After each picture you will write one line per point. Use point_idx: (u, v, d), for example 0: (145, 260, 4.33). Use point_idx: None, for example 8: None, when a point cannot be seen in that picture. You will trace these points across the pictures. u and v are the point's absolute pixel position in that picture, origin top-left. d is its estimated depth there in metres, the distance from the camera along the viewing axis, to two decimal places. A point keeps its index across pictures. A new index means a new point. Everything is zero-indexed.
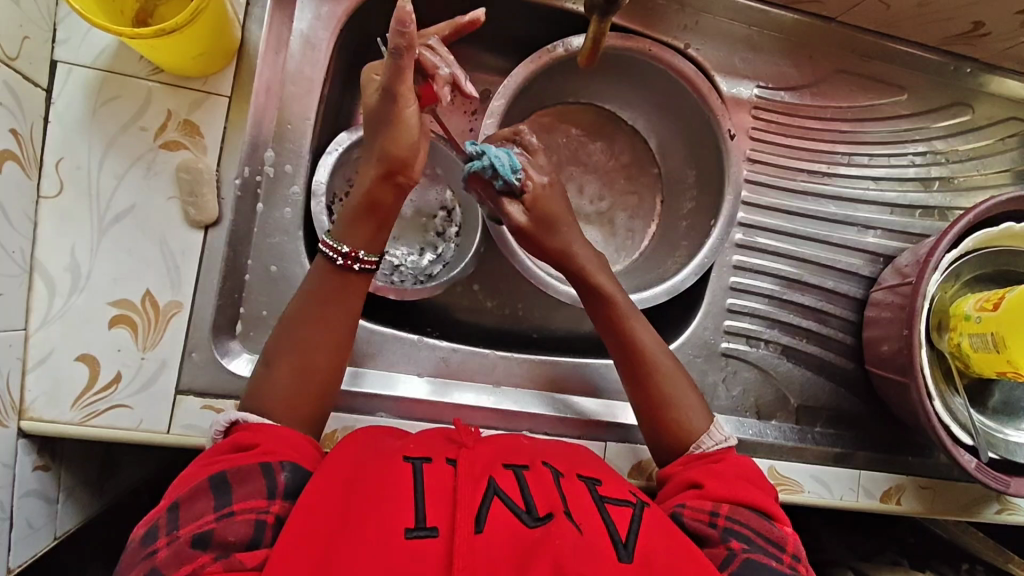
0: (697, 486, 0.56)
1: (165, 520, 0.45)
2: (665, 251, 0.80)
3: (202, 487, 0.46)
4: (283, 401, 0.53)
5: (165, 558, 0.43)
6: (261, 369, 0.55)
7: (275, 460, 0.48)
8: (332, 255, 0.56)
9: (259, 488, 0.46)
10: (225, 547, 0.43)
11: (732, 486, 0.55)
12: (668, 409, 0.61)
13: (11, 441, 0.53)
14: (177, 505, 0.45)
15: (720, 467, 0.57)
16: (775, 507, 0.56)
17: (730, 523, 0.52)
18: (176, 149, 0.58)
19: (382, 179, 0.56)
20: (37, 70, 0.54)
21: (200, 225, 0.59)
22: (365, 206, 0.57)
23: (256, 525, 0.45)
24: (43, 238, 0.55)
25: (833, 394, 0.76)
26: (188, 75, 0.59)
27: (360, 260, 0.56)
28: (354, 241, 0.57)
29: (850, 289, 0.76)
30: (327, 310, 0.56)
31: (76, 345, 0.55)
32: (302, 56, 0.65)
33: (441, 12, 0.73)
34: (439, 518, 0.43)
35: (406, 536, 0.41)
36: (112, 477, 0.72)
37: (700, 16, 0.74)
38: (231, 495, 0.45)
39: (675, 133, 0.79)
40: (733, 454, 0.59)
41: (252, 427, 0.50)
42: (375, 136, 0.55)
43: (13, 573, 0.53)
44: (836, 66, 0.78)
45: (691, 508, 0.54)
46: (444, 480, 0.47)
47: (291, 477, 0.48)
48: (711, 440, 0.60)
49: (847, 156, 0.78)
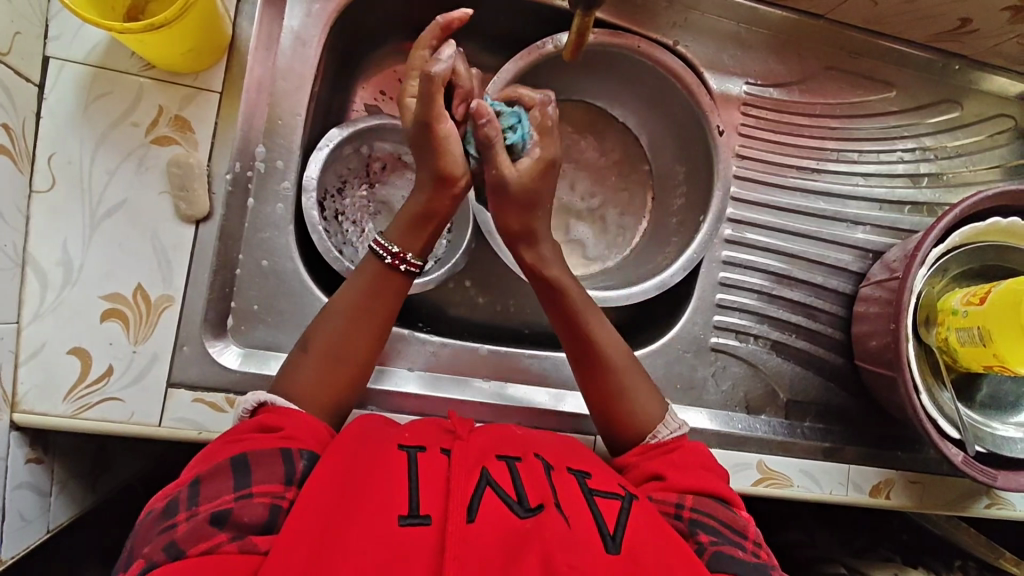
0: (660, 478, 0.56)
1: (186, 494, 0.45)
2: (656, 247, 0.80)
3: (224, 465, 0.47)
4: (320, 386, 0.55)
5: (183, 531, 0.43)
6: (295, 354, 0.57)
7: (297, 447, 0.49)
8: (380, 254, 0.59)
9: (277, 472, 0.46)
10: (240, 528, 0.43)
11: (696, 477, 0.56)
12: (620, 402, 0.61)
13: (4, 433, 0.53)
14: (199, 481, 0.46)
15: (677, 456, 0.58)
16: (734, 493, 0.57)
17: (696, 515, 0.53)
18: (167, 145, 0.59)
19: (433, 193, 0.59)
20: (29, 66, 0.55)
21: (192, 219, 0.59)
22: (419, 216, 0.60)
23: (272, 509, 0.45)
24: (35, 232, 0.55)
25: (823, 389, 0.76)
26: (180, 71, 0.59)
27: (407, 261, 0.59)
28: (403, 245, 0.60)
29: (840, 284, 0.76)
30: (372, 314, 0.59)
31: (68, 338, 0.56)
32: (292, 53, 0.65)
33: (431, 8, 0.73)
34: (432, 506, 0.43)
35: (400, 523, 0.42)
36: (106, 472, 0.73)
37: (689, 13, 0.74)
38: (251, 476, 0.46)
39: (665, 130, 0.80)
40: (691, 444, 0.60)
41: (278, 410, 0.52)
42: (421, 154, 0.59)
43: (5, 564, 0.54)
44: (825, 63, 0.78)
45: (658, 501, 0.54)
46: (439, 469, 0.47)
47: (309, 465, 0.48)
48: (666, 429, 0.60)
49: (836, 153, 0.79)
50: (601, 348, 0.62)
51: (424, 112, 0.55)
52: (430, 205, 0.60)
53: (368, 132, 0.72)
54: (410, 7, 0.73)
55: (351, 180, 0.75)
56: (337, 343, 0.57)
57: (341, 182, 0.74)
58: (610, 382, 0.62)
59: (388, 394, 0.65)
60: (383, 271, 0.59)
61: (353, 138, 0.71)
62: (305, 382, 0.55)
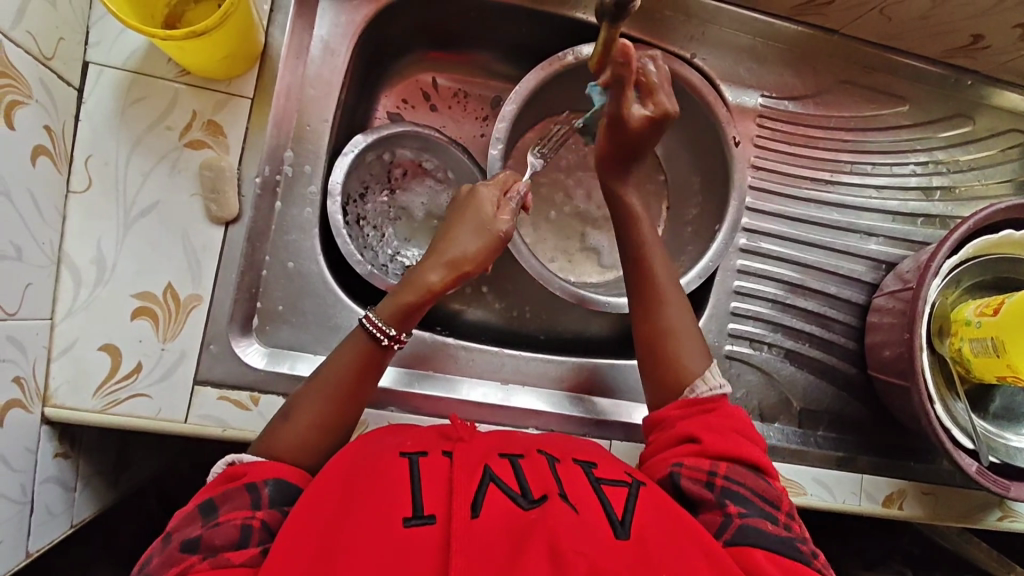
0: (694, 441, 0.57)
1: (158, 546, 0.47)
2: (671, 256, 0.82)
3: (193, 511, 0.48)
4: (295, 447, 0.54)
5: (159, 565, 0.45)
6: (278, 421, 0.55)
7: (258, 478, 0.50)
8: (376, 337, 0.58)
9: (243, 501, 0.48)
10: (213, 549, 0.45)
11: (729, 441, 0.57)
12: (667, 355, 0.63)
13: (36, 427, 0.54)
14: (170, 532, 0.47)
15: (713, 418, 0.58)
16: (767, 461, 0.58)
17: (727, 484, 0.54)
18: (200, 148, 0.61)
19: (444, 275, 0.61)
20: (71, 71, 0.57)
21: (221, 221, 0.61)
22: (419, 300, 0.60)
23: (244, 528, 0.46)
24: (71, 231, 0.57)
25: (837, 398, 0.77)
26: (213, 77, 0.61)
27: (402, 341, 0.59)
28: (396, 324, 0.59)
29: (852, 295, 0.77)
30: (347, 379, 0.58)
31: (100, 335, 0.57)
32: (322, 62, 0.67)
33: (457, 20, 0.76)
34: (435, 506, 0.44)
35: (404, 525, 0.43)
36: (127, 470, 0.74)
37: (706, 27, 0.76)
38: (218, 512, 0.48)
39: (681, 141, 0.82)
40: (726, 403, 0.60)
41: (245, 459, 0.52)
42: (458, 236, 0.62)
43: (31, 557, 0.55)
44: (840, 77, 0.80)
45: (689, 467, 0.55)
46: (441, 471, 0.48)
47: (275, 491, 0.50)
48: (705, 386, 0.61)
49: (850, 164, 0.80)
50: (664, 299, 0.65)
51: (506, 227, 0.63)
52: (433, 283, 0.60)
53: (390, 139, 0.74)
54: (434, 19, 0.75)
55: (373, 186, 0.76)
56: (321, 405, 0.56)
57: (364, 187, 0.75)
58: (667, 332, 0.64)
59: (408, 396, 0.66)
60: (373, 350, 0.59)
61: (376, 144, 0.73)
62: (280, 437, 0.54)
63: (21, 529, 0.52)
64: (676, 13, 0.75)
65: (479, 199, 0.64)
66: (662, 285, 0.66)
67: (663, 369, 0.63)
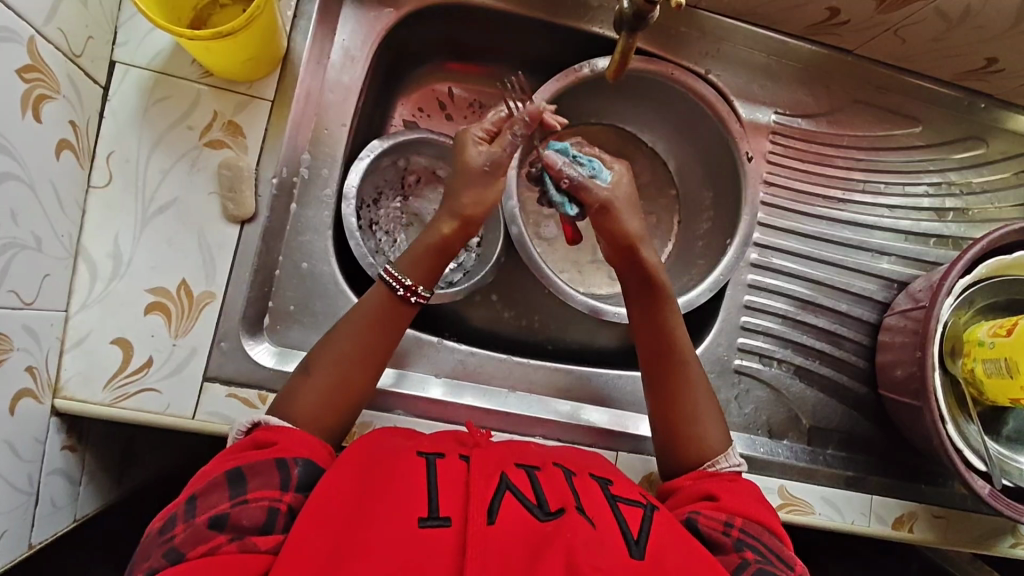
0: (712, 497, 0.56)
1: (183, 509, 0.46)
2: (681, 269, 0.82)
3: (221, 478, 0.48)
4: (310, 409, 0.55)
5: (182, 537, 0.45)
6: (299, 378, 0.57)
7: (289, 456, 0.50)
8: (391, 286, 0.60)
9: (273, 479, 0.48)
10: (239, 530, 0.45)
11: (748, 504, 0.56)
12: (692, 441, 0.62)
13: (46, 417, 0.55)
14: (195, 496, 0.47)
15: (724, 482, 0.58)
16: (784, 530, 0.56)
17: (744, 535, 0.53)
18: (219, 148, 0.61)
19: (454, 223, 0.63)
20: (97, 69, 0.58)
21: (237, 220, 0.61)
22: (434, 249, 0.62)
23: (270, 512, 0.46)
24: (89, 225, 0.58)
25: (847, 416, 0.76)
26: (235, 79, 0.62)
27: (418, 294, 0.61)
28: (415, 278, 0.61)
29: (864, 313, 0.77)
30: (363, 332, 0.59)
31: (113, 329, 0.58)
32: (342, 67, 0.68)
33: (476, 33, 0.77)
34: (451, 509, 0.44)
35: (419, 524, 0.42)
36: (132, 466, 0.74)
37: (721, 44, 0.77)
38: (246, 485, 0.47)
39: (692, 156, 0.82)
40: (743, 480, 0.59)
41: (271, 428, 0.52)
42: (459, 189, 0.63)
43: (35, 549, 0.55)
44: (852, 97, 0.80)
45: (705, 515, 0.54)
46: (457, 474, 0.48)
47: (305, 471, 0.49)
48: (726, 462, 0.61)
49: (863, 183, 0.80)
50: (677, 395, 0.63)
51: (497, 158, 0.63)
52: (443, 232, 0.63)
53: (405, 145, 0.75)
54: (453, 29, 0.76)
55: (387, 191, 0.77)
56: (338, 360, 0.58)
57: (377, 193, 0.76)
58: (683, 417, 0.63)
59: (415, 399, 0.66)
60: (390, 300, 0.61)
61: (392, 150, 0.74)
62: (302, 400, 0.56)
63: (25, 519, 0.52)
64: (691, 30, 0.76)
65: (468, 155, 0.63)
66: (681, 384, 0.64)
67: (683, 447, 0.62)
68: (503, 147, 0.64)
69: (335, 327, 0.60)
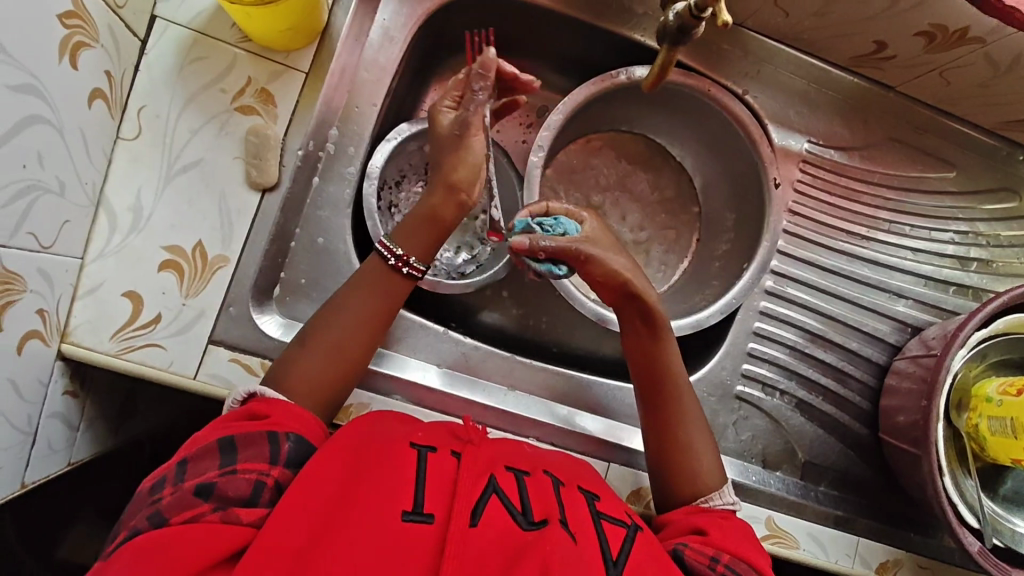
0: (702, 533, 0.56)
1: (173, 472, 0.47)
2: (694, 287, 0.81)
3: (211, 445, 0.47)
4: (307, 384, 0.55)
5: (168, 502, 0.45)
6: (294, 350, 0.57)
7: (281, 431, 0.49)
8: (385, 257, 0.61)
9: (262, 452, 0.47)
10: (224, 501, 0.45)
11: (738, 542, 0.55)
12: (684, 474, 0.61)
13: (50, 360, 0.55)
14: (186, 460, 0.47)
15: (716, 518, 0.58)
16: (770, 572, 0.55)
17: (730, 573, 0.52)
18: (249, 114, 0.62)
19: (444, 195, 0.62)
20: (138, 22, 0.58)
21: (259, 187, 0.62)
22: (425, 220, 0.63)
23: (257, 485, 0.46)
24: (114, 176, 0.58)
25: (843, 455, 0.75)
26: (272, 47, 0.62)
27: (410, 263, 0.61)
28: (408, 247, 0.61)
29: (873, 354, 0.76)
30: (362, 310, 0.59)
31: (125, 281, 0.58)
32: (379, 46, 0.68)
33: (517, 27, 0.77)
34: (436, 507, 0.45)
35: (403, 519, 0.43)
36: (130, 418, 0.75)
37: (762, 65, 0.76)
38: (236, 456, 0.47)
39: (719, 175, 0.81)
40: (736, 519, 0.59)
41: (267, 400, 0.52)
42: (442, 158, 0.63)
43: (27, 487, 0.56)
44: (888, 134, 0.79)
45: (693, 549, 0.54)
46: (446, 471, 0.48)
47: (294, 447, 0.49)
48: (719, 500, 0.60)
49: (888, 223, 0.79)
50: (671, 428, 0.63)
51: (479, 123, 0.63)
52: (433, 203, 0.62)
53: None
54: (494, 21, 0.76)
55: (410, 175, 0.77)
56: (333, 337, 0.58)
57: (400, 176, 0.76)
58: (679, 450, 0.62)
59: (413, 386, 0.66)
60: (384, 273, 0.61)
61: (418, 136, 0.73)
62: (296, 372, 0.55)
63: (20, 458, 0.53)
64: (734, 47, 0.75)
65: (440, 123, 0.64)
66: (675, 417, 0.63)
67: (677, 481, 0.61)
68: (469, 108, 0.63)
69: (332, 301, 0.60)
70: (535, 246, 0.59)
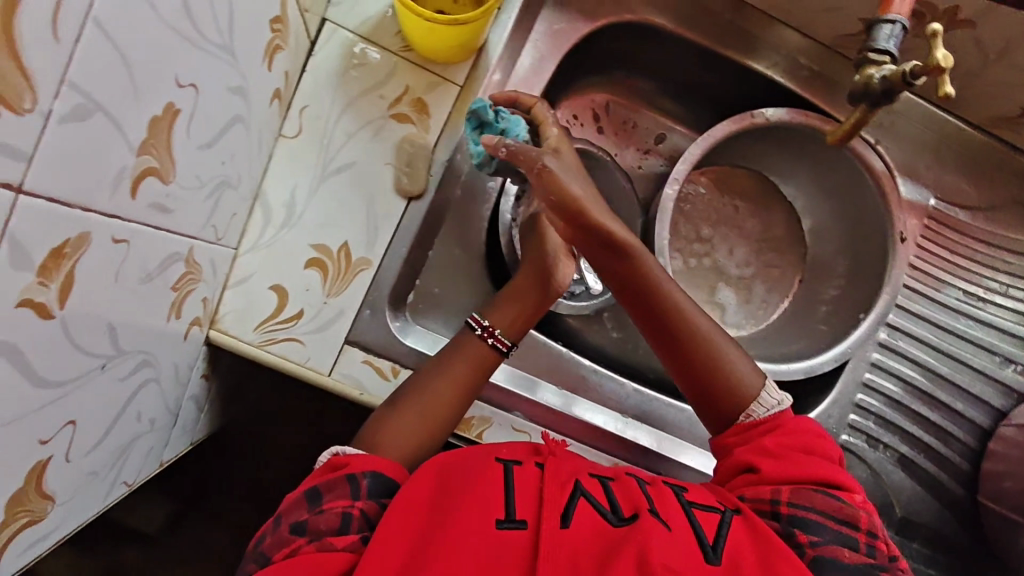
0: (755, 470, 0.56)
1: (270, 523, 0.49)
2: (799, 330, 0.81)
3: (300, 495, 0.50)
4: (394, 446, 0.56)
5: (270, 543, 0.48)
6: (385, 411, 0.58)
7: (358, 470, 0.51)
8: (473, 327, 0.62)
9: (343, 490, 0.49)
10: (317, 533, 0.47)
11: (791, 466, 0.55)
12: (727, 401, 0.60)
13: (199, 345, 0.56)
14: (280, 513, 0.50)
15: (771, 440, 0.57)
16: (845, 478, 0.55)
17: (793, 509, 0.52)
18: (404, 122, 0.62)
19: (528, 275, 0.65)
20: (314, 23, 0.59)
21: (407, 194, 0.62)
22: (510, 296, 0.65)
23: (344, 516, 0.47)
24: (273, 171, 0.59)
25: (938, 515, 0.75)
26: (433, 59, 0.63)
27: (495, 336, 0.62)
28: (494, 321, 0.63)
29: (978, 416, 0.75)
30: (453, 377, 0.59)
31: (273, 275, 0.59)
32: (529, 67, 0.69)
33: (654, 56, 0.77)
34: (527, 511, 0.45)
35: (498, 526, 0.44)
36: (237, 401, 0.76)
37: (896, 117, 0.76)
38: (322, 498, 0.49)
39: (833, 221, 0.81)
40: (788, 420, 0.59)
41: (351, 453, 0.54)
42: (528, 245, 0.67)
43: (162, 464, 0.58)
44: (1015, 198, 0.78)
45: (754, 499, 0.54)
46: (534, 475, 0.49)
47: (373, 482, 0.50)
48: (764, 407, 0.60)
49: (1005, 286, 0.78)
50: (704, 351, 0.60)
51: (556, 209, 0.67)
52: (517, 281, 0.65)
53: None
54: (633, 47, 0.76)
55: None
56: (424, 402, 0.58)
57: None
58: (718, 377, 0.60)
59: (533, 405, 0.67)
60: (473, 343, 0.61)
61: None
62: (386, 434, 0.56)
63: (162, 438, 0.55)
64: None
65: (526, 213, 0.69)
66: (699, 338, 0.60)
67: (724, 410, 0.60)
68: None
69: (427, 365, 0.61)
70: (505, 150, 0.58)
